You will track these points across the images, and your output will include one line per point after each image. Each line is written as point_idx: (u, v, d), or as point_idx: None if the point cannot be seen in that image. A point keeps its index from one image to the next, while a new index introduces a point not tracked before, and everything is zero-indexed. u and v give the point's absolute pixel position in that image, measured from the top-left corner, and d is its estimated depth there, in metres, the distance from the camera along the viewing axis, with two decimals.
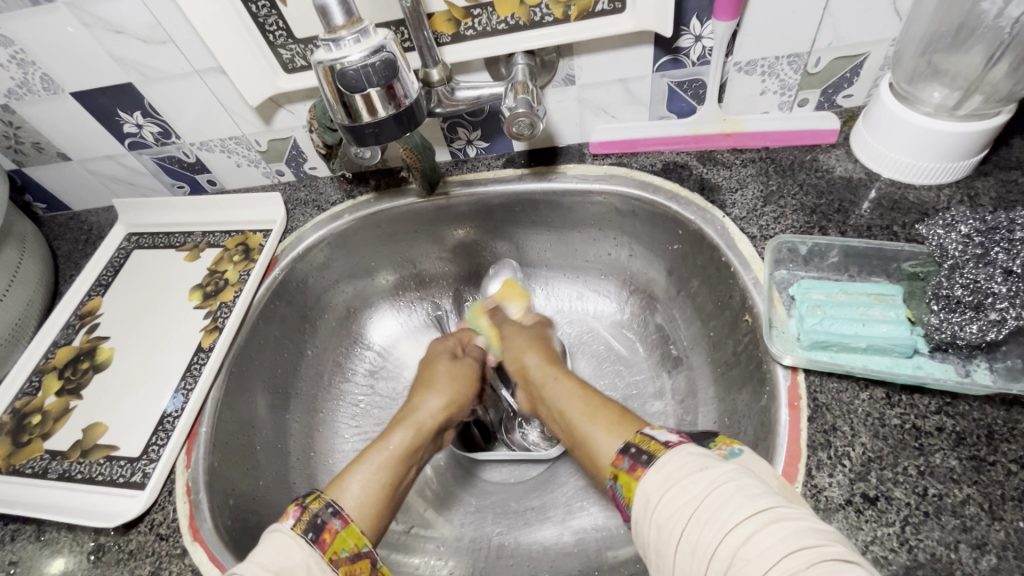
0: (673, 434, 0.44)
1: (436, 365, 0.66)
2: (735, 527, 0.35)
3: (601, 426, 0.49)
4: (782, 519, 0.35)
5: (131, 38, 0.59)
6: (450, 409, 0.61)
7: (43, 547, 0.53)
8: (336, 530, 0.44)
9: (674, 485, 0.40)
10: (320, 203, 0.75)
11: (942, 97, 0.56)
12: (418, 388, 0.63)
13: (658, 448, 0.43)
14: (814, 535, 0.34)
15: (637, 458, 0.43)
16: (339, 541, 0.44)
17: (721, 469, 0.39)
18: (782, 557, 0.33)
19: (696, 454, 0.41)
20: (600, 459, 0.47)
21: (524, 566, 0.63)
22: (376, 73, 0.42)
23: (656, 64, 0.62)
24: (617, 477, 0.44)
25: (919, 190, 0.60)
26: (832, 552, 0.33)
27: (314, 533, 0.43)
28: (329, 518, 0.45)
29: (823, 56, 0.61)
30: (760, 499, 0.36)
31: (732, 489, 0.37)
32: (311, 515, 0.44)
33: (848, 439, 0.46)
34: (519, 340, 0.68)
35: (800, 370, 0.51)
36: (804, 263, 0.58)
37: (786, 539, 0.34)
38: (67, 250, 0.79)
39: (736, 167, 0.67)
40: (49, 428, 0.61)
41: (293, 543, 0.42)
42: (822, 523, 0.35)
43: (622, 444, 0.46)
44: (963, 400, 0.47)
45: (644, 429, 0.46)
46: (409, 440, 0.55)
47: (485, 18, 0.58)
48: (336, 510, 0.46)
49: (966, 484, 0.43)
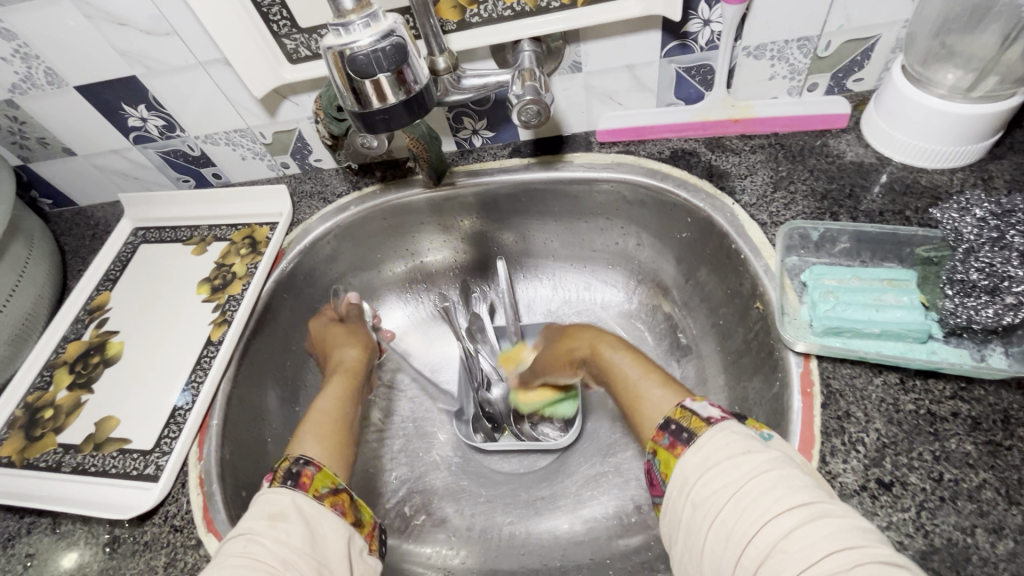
0: (715, 409, 0.44)
1: (333, 333, 0.70)
2: (774, 519, 0.35)
3: (649, 397, 0.50)
4: (824, 515, 0.35)
5: (134, 30, 0.59)
6: (360, 352, 0.67)
7: (59, 539, 0.54)
8: (313, 473, 0.46)
9: (713, 466, 0.40)
10: (326, 195, 0.75)
11: (956, 79, 0.55)
12: (329, 349, 0.68)
13: (700, 425, 0.43)
14: (857, 535, 0.34)
15: (676, 436, 0.44)
16: (318, 481, 0.46)
17: (764, 455, 0.39)
18: (823, 556, 0.33)
19: (738, 434, 0.41)
20: (643, 431, 0.49)
21: (535, 555, 0.63)
22: (387, 57, 0.42)
23: (664, 49, 0.62)
24: (657, 453, 0.45)
25: (931, 174, 0.59)
26: (875, 554, 0.33)
27: (293, 480, 0.45)
28: (302, 466, 0.47)
29: (833, 40, 0.60)
30: (803, 492, 0.36)
31: (774, 478, 0.37)
32: (284, 468, 0.47)
33: (862, 425, 0.46)
34: (546, 356, 0.68)
35: (812, 357, 0.50)
36: (815, 249, 0.58)
37: (829, 537, 0.33)
38: (74, 245, 0.80)
39: (745, 153, 0.66)
40: (62, 422, 0.62)
41: (275, 492, 0.44)
42: (864, 522, 0.35)
43: (663, 419, 0.46)
44: (979, 384, 0.46)
45: (684, 402, 0.47)
46: (340, 385, 0.61)
47: (491, 4, 0.58)
48: (308, 459, 0.48)
49: (983, 468, 0.43)
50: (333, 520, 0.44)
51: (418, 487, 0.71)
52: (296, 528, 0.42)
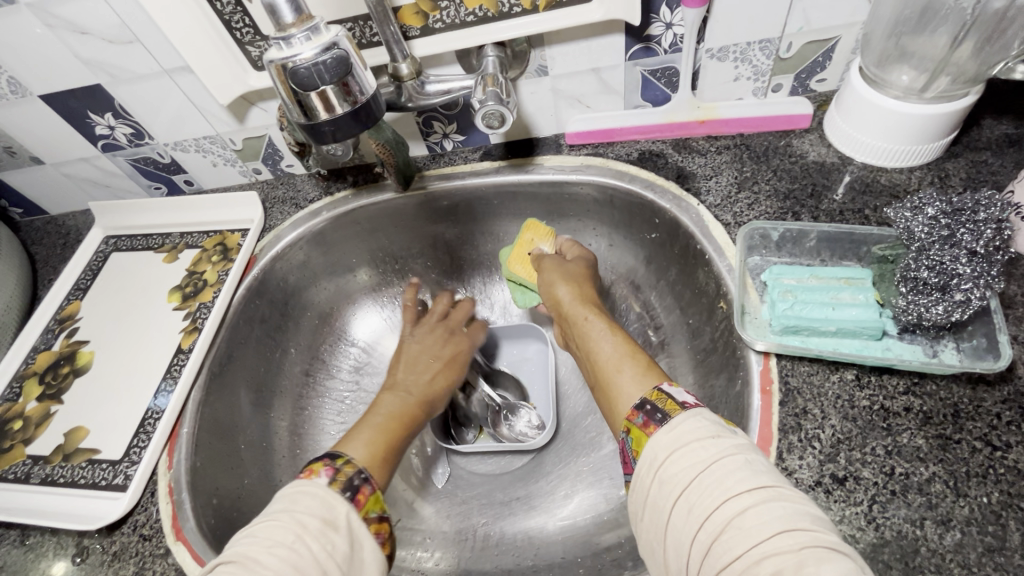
0: (690, 396, 0.45)
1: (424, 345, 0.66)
2: (735, 497, 0.36)
3: (625, 376, 0.50)
4: (781, 498, 0.36)
5: (97, 38, 0.59)
6: (448, 380, 0.64)
7: (27, 551, 0.54)
8: (369, 493, 0.45)
9: (682, 445, 0.40)
10: (298, 201, 0.75)
11: (910, 80, 0.56)
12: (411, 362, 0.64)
13: (674, 408, 0.43)
14: (810, 521, 0.35)
15: (651, 416, 0.44)
16: (371, 502, 0.45)
17: (732, 440, 0.40)
18: (774, 536, 0.34)
19: (709, 420, 0.42)
20: (616, 411, 0.48)
21: (509, 555, 0.64)
22: (328, 70, 0.42)
23: (628, 52, 0.62)
24: (630, 431, 0.45)
25: (890, 173, 0.61)
26: (824, 539, 0.34)
27: (350, 493, 0.45)
28: (361, 482, 0.46)
29: (794, 41, 0.61)
30: (765, 476, 0.37)
31: (739, 460, 0.38)
32: (345, 477, 0.46)
33: (818, 421, 0.47)
34: (557, 272, 0.65)
35: (772, 356, 0.51)
36: (776, 249, 0.59)
37: (782, 519, 0.35)
38: (44, 254, 0.79)
39: (711, 154, 0.67)
40: (30, 434, 0.61)
41: (330, 497, 0.43)
42: (818, 511, 0.36)
43: (638, 400, 0.46)
44: (931, 379, 0.47)
45: (660, 386, 0.47)
46: (416, 407, 0.59)
47: (453, 10, 0.58)
48: (367, 476, 0.47)
49: (932, 462, 0.44)
50: (373, 549, 0.43)
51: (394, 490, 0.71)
52: (341, 545, 0.41)
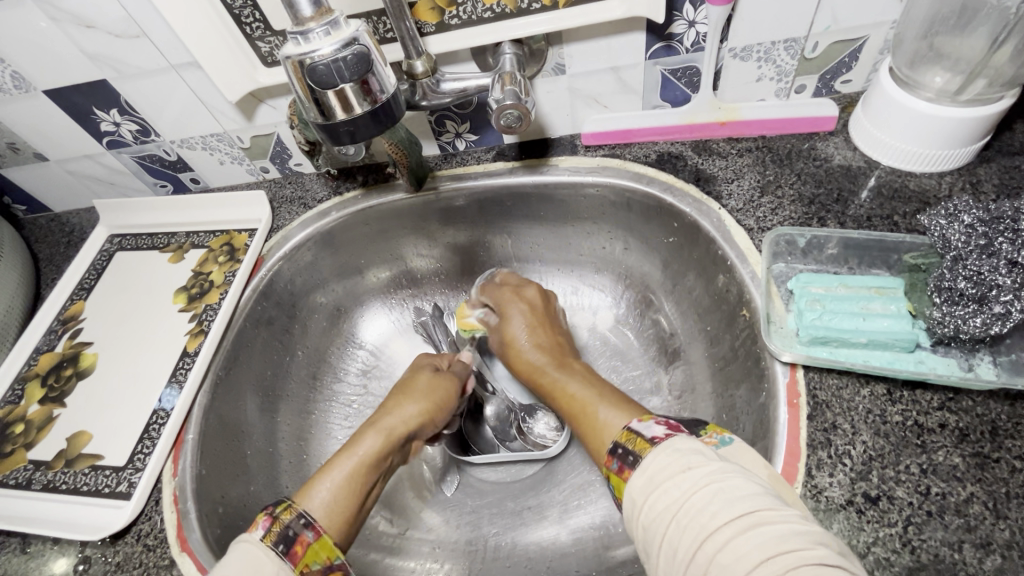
0: (660, 427, 0.42)
1: (417, 380, 0.58)
2: (713, 534, 0.34)
3: (600, 414, 0.47)
4: (763, 523, 0.33)
5: (103, 32, 0.57)
6: (427, 414, 0.55)
7: (28, 560, 0.52)
8: (309, 542, 0.43)
9: (656, 487, 0.38)
10: (306, 200, 0.73)
11: (944, 82, 0.53)
12: (396, 393, 0.57)
13: (644, 446, 0.41)
14: (799, 541, 0.32)
15: (624, 460, 0.41)
16: (312, 553, 0.42)
17: (705, 469, 0.37)
18: (757, 568, 0.31)
19: (680, 450, 0.39)
20: (595, 452, 0.45)
21: (521, 567, 0.62)
22: (348, 67, 0.41)
23: (648, 51, 0.60)
24: (609, 478, 0.42)
25: (919, 178, 0.58)
26: (813, 560, 0.31)
27: (285, 546, 0.42)
28: (301, 530, 0.43)
29: (820, 41, 0.59)
30: (744, 501, 0.34)
31: (713, 491, 0.35)
32: (281, 527, 0.43)
33: (849, 437, 0.45)
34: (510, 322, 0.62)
35: (799, 367, 0.49)
36: (802, 256, 0.57)
37: (764, 546, 0.32)
38: (48, 252, 0.78)
39: (732, 156, 0.65)
40: (32, 438, 0.60)
41: (261, 555, 0.41)
42: (807, 525, 0.33)
43: (611, 443, 0.43)
44: (967, 394, 0.45)
45: (631, 424, 0.44)
46: (388, 441, 0.51)
47: (470, 6, 0.56)
48: (308, 521, 0.44)
49: (970, 482, 0.42)
50: None
51: (403, 498, 0.69)
52: None
